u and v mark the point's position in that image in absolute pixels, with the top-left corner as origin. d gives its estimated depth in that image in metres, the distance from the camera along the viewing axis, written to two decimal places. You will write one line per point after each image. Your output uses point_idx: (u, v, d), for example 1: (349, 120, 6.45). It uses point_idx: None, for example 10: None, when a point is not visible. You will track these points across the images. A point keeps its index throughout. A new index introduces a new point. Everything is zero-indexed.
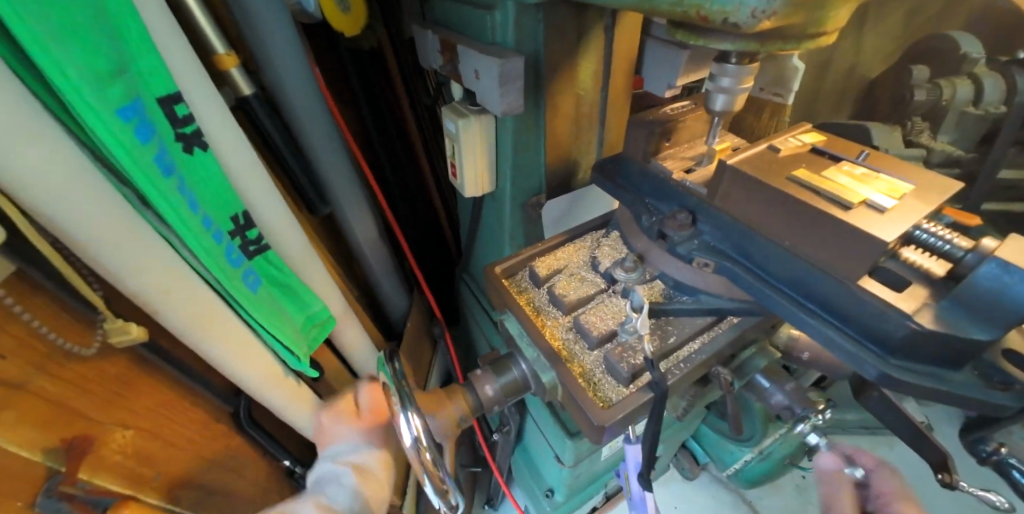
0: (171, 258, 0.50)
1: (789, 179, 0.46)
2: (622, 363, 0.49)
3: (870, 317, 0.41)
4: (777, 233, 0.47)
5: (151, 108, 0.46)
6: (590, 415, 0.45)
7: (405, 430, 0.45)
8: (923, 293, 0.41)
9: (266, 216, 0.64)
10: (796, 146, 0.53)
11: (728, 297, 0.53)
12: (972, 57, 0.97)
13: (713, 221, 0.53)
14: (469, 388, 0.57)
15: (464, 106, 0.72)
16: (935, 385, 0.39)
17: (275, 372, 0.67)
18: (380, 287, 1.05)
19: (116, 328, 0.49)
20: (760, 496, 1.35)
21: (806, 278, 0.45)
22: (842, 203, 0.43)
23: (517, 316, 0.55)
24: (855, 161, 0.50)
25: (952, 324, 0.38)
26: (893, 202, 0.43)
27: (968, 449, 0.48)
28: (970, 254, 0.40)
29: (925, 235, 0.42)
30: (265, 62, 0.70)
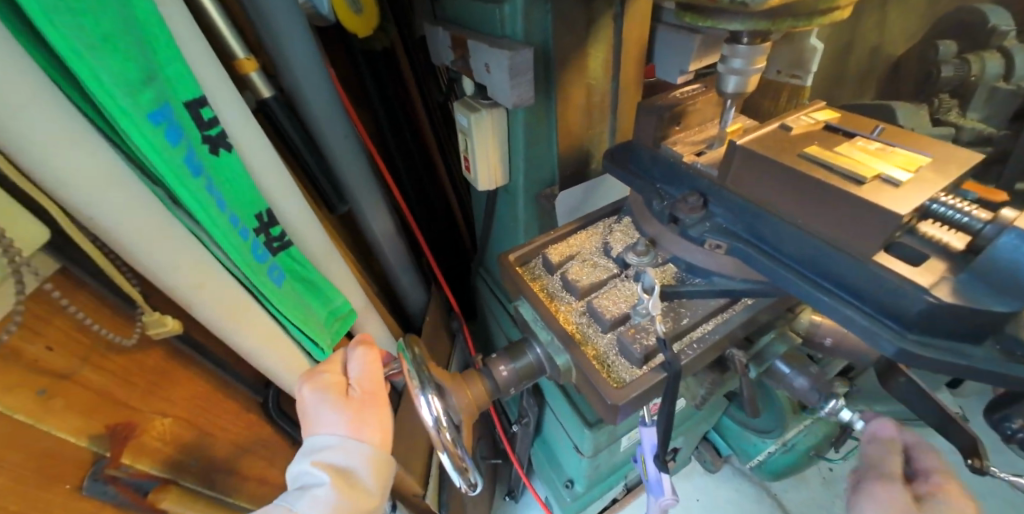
0: (202, 254, 0.52)
1: (801, 155, 0.47)
2: (635, 343, 0.49)
3: (886, 292, 0.41)
4: (790, 212, 0.47)
5: (179, 111, 0.49)
6: (605, 395, 0.46)
7: (425, 410, 0.47)
8: (941, 267, 0.40)
9: (289, 214, 0.67)
10: (808, 124, 0.52)
11: (741, 279, 0.53)
12: (1002, 30, 0.93)
13: (724, 203, 0.53)
14: (486, 373, 0.58)
15: (475, 100, 0.73)
16: (956, 360, 0.39)
17: (303, 364, 0.69)
18: (399, 283, 1.08)
19: (153, 321, 0.52)
20: (785, 489, 1.33)
21: (820, 257, 0.45)
22: (855, 178, 0.42)
23: (531, 301, 0.56)
24: (870, 136, 0.49)
25: (972, 298, 0.38)
26: (909, 175, 0.42)
27: (994, 428, 0.48)
28: (989, 226, 0.39)
29: (943, 208, 0.41)
30: (283, 65, 0.72)
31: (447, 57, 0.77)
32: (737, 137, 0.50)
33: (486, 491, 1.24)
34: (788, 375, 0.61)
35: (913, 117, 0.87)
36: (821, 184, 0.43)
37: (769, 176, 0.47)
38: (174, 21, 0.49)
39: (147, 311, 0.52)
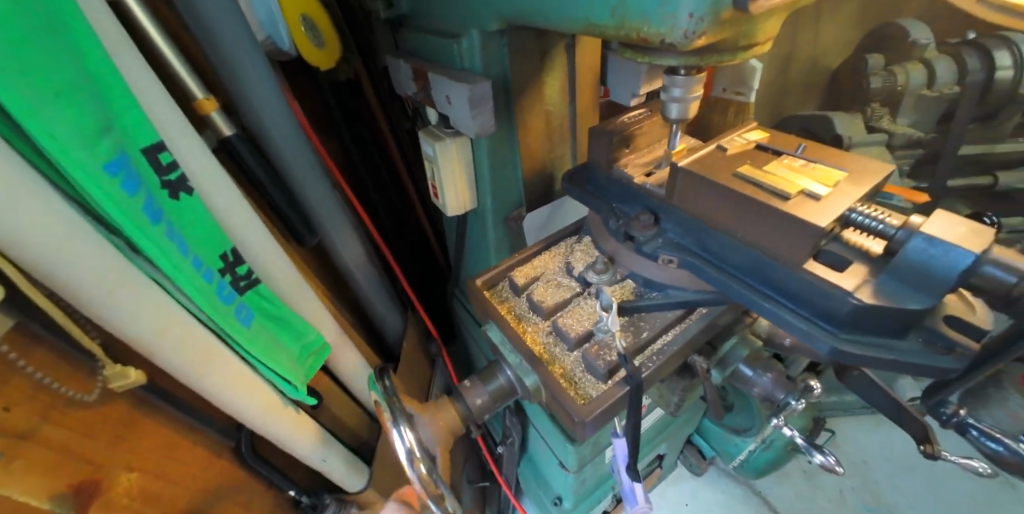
0: (165, 300, 0.51)
1: (735, 175, 0.51)
2: (598, 360, 0.51)
3: (820, 296, 0.45)
4: (731, 227, 0.51)
5: (136, 159, 0.49)
6: (571, 412, 0.47)
7: (398, 443, 0.49)
8: (863, 271, 0.45)
9: (255, 251, 0.67)
10: (742, 144, 0.56)
11: (694, 290, 0.56)
12: (921, 43, 1.02)
13: (674, 219, 0.56)
14: (459, 397, 0.59)
15: (439, 129, 0.76)
16: (882, 354, 0.43)
17: (277, 403, 0.68)
18: (374, 310, 1.07)
19: (115, 374, 0.51)
20: (769, 487, 1.35)
21: (761, 266, 0.49)
22: (781, 194, 0.47)
23: (499, 325, 0.58)
24: (794, 154, 0.53)
25: (891, 296, 0.42)
26: (827, 190, 0.47)
27: (932, 415, 0.52)
28: (900, 231, 0.43)
29: (859, 217, 0.46)
30: (245, 102, 0.72)
31: (409, 88, 0.79)
32: (678, 160, 0.54)
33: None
34: (752, 377, 0.63)
35: (849, 125, 0.94)
36: (756, 200, 0.46)
37: (712, 193, 0.51)
38: (130, 70, 0.50)
39: (106, 364, 0.50)
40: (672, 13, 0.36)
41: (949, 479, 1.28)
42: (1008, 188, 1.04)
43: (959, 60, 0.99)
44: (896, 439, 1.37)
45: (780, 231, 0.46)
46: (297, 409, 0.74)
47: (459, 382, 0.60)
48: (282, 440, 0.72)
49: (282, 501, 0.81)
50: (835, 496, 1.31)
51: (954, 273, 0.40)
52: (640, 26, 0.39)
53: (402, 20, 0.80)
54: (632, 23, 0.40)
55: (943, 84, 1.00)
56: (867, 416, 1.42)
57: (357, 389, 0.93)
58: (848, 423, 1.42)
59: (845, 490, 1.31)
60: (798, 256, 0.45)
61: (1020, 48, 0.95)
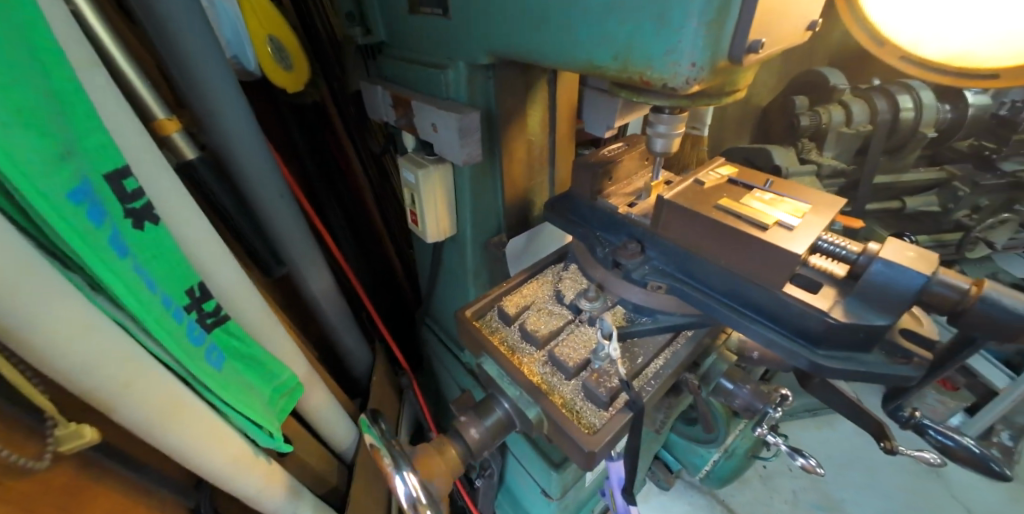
0: (130, 345, 0.45)
1: (716, 207, 0.54)
2: (600, 388, 0.52)
3: (796, 316, 0.49)
4: (714, 254, 0.54)
5: (99, 186, 0.43)
6: (581, 443, 0.47)
7: (402, 487, 0.47)
8: (833, 292, 0.49)
9: (223, 285, 0.61)
10: (716, 178, 0.60)
11: (682, 314, 0.59)
12: (839, 88, 1.17)
13: (659, 247, 0.59)
14: (456, 436, 0.57)
15: (420, 157, 0.75)
16: (855, 367, 0.47)
17: (247, 453, 0.61)
18: (343, 343, 1.01)
19: (68, 435, 0.44)
20: (732, 494, 1.41)
21: (742, 289, 0.53)
22: (759, 224, 0.51)
23: (494, 358, 0.57)
24: (763, 188, 0.58)
25: (859, 315, 0.47)
26: (797, 220, 0.51)
27: (890, 416, 0.57)
28: (862, 256, 0.49)
29: (826, 244, 0.52)
30: (212, 128, 0.67)
31: (387, 114, 0.79)
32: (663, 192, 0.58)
33: None
34: (732, 390, 0.66)
35: (785, 156, 1.05)
36: (739, 230, 0.50)
37: (696, 222, 0.54)
38: (95, 88, 0.45)
39: (60, 423, 0.43)
40: (675, 61, 0.39)
41: (883, 473, 1.41)
42: (914, 211, 1.20)
43: (870, 103, 1.14)
44: (836, 438, 1.50)
45: (762, 259, 0.50)
46: (269, 459, 0.67)
47: (456, 419, 0.58)
48: (251, 496, 0.64)
49: None
50: (790, 497, 1.39)
51: (913, 290, 0.45)
52: (644, 70, 0.42)
53: (378, 48, 0.80)
54: (635, 67, 0.43)
55: (859, 122, 1.12)
56: (810, 419, 1.54)
57: (325, 429, 0.88)
58: (796, 427, 1.53)
59: (798, 491, 1.40)
60: (779, 280, 0.49)
61: (917, 93, 1.12)
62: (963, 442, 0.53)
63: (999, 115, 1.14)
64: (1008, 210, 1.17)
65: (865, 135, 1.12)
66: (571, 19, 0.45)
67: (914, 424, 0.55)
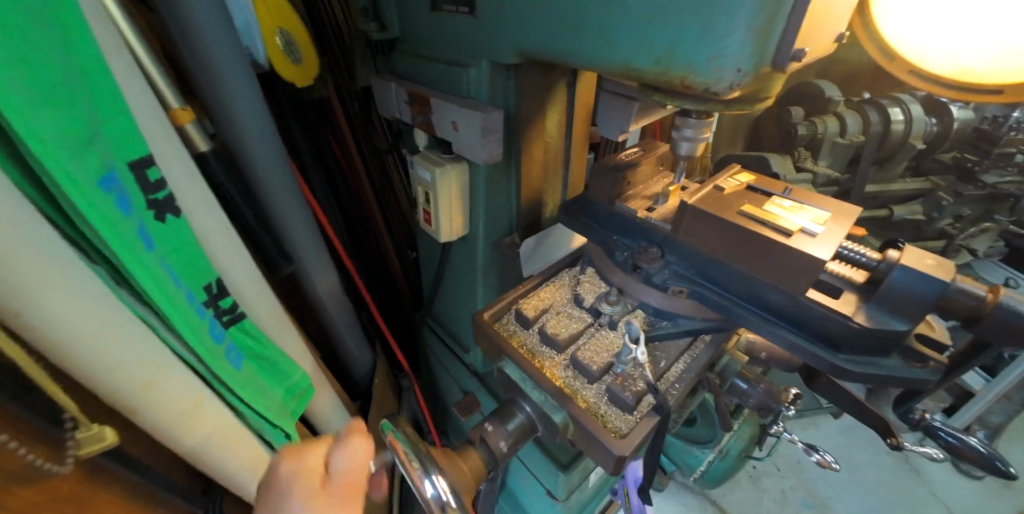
0: (153, 342, 0.43)
1: (738, 212, 0.50)
2: (625, 391, 0.46)
3: (817, 320, 0.47)
4: (735, 259, 0.50)
5: (123, 174, 0.41)
6: (609, 446, 0.42)
7: (432, 487, 0.45)
8: (853, 298, 0.48)
9: (239, 283, 0.60)
10: (735, 185, 0.55)
11: (702, 318, 0.54)
12: (835, 99, 1.20)
13: (680, 252, 0.55)
14: (480, 441, 0.53)
15: (436, 154, 0.75)
16: (876, 371, 0.46)
17: (263, 456, 0.59)
18: (345, 344, 0.99)
19: (89, 437, 0.41)
20: (723, 494, 1.44)
21: (764, 293, 0.50)
22: (782, 230, 0.47)
23: (516, 361, 0.50)
24: (782, 195, 0.53)
25: (881, 321, 0.45)
26: (819, 227, 0.48)
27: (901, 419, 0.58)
28: (882, 263, 0.47)
29: (847, 251, 0.50)
30: (225, 120, 0.64)
31: (401, 111, 0.78)
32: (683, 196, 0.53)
33: None
34: (746, 389, 0.66)
35: (782, 165, 1.07)
36: None
37: (713, 226, 0.50)
38: (118, 70, 0.43)
39: (80, 425, 0.41)
40: (720, 66, 0.40)
41: (866, 471, 1.46)
42: (901, 219, 1.25)
43: (862, 115, 1.18)
44: (821, 437, 1.55)
45: (786, 266, 0.46)
46: None
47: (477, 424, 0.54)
48: None
49: None
50: (778, 496, 1.42)
51: (935, 295, 0.43)
52: (686, 74, 0.43)
53: (393, 44, 0.79)
54: (675, 71, 0.43)
55: (852, 133, 1.16)
56: (797, 420, 1.58)
57: (330, 432, 0.86)
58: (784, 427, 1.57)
59: (786, 490, 1.44)
60: (801, 287, 0.46)
61: (907, 106, 1.18)
62: (968, 441, 0.55)
63: (981, 129, 1.20)
64: (988, 219, 1.26)
65: (858, 145, 1.16)
66: (611, 22, 0.46)
67: (924, 425, 0.57)
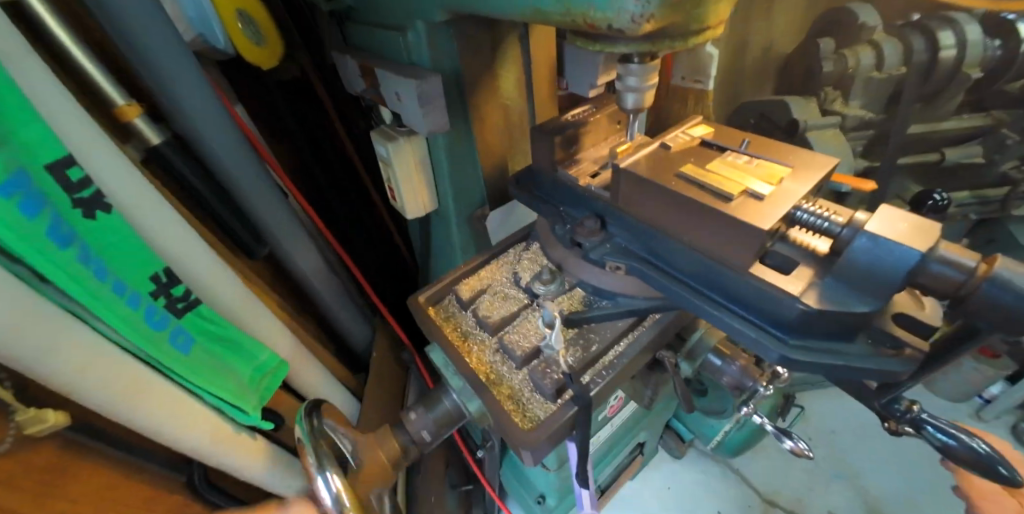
0: (81, 330, 0.45)
1: (678, 176, 0.44)
2: (546, 379, 0.47)
3: (768, 301, 0.40)
4: (678, 231, 0.45)
5: (37, 176, 0.42)
6: (517, 442, 0.43)
7: (324, 489, 0.45)
8: (810, 272, 0.40)
9: (195, 270, 0.61)
10: (686, 140, 0.49)
11: (644, 297, 0.51)
12: (869, 26, 1.02)
13: (620, 223, 0.51)
14: (401, 429, 0.57)
15: (392, 128, 0.70)
16: (835, 360, 0.38)
17: (226, 430, 0.62)
18: (338, 319, 1.01)
19: (29, 419, 0.44)
20: (746, 463, 1.38)
21: (711, 273, 0.43)
22: (722, 194, 0.40)
23: (442, 346, 0.52)
24: (738, 149, 0.46)
25: (839, 300, 0.37)
26: (770, 188, 0.40)
27: (882, 412, 0.50)
28: (846, 229, 0.38)
29: (806, 214, 0.41)
30: (175, 111, 0.65)
31: (358, 85, 0.75)
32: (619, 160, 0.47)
33: None
34: (720, 366, 0.59)
35: (804, 109, 0.94)
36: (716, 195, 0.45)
37: (654, 194, 0.44)
38: (27, 74, 0.43)
39: (20, 408, 0.43)
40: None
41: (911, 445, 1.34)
42: (954, 164, 1.09)
43: (904, 41, 1.00)
44: (860, 409, 1.42)
45: (724, 234, 0.40)
46: (253, 435, 0.68)
47: (403, 412, 0.57)
48: (235, 468, 0.66)
49: None
50: (806, 466, 1.35)
51: (907, 268, 0.34)
52: (586, 11, 0.37)
53: (348, 14, 0.74)
54: (577, 9, 0.37)
55: (891, 65, 0.99)
56: (832, 390, 1.46)
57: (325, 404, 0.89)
58: (817, 397, 1.47)
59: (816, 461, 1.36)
60: (751, 260, 0.40)
61: (961, 28, 0.97)
62: (969, 443, 0.44)
63: None
64: None
65: (897, 80, 1.00)
66: None
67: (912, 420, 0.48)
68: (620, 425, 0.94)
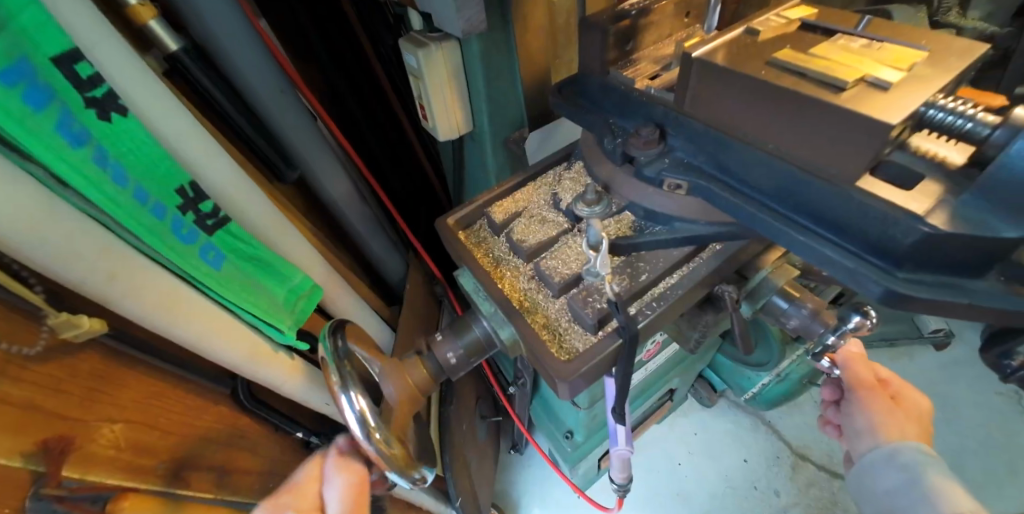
0: (107, 238, 0.44)
1: (770, 62, 0.37)
2: (586, 309, 0.43)
3: (873, 224, 0.33)
4: (757, 134, 0.38)
5: (44, 69, 0.38)
6: (551, 373, 0.40)
7: (347, 408, 0.45)
8: (937, 189, 0.33)
9: (223, 187, 0.59)
10: (780, 24, 0.41)
11: (707, 222, 0.45)
12: None
13: (685, 132, 0.44)
14: (428, 355, 0.54)
15: (422, 34, 0.62)
16: (952, 297, 0.32)
17: (265, 348, 0.63)
18: (371, 249, 0.99)
19: (63, 323, 0.44)
20: (779, 417, 1.34)
21: (796, 189, 0.37)
22: (833, 85, 0.33)
23: (472, 270, 0.49)
24: (852, 33, 0.38)
25: (975, 221, 0.31)
26: (900, 76, 0.33)
27: (992, 367, 0.43)
28: (998, 131, 0.31)
29: (940, 113, 0.33)
30: (191, 12, 0.59)
31: None
32: (691, 48, 0.40)
33: (490, 447, 1.24)
34: (786, 309, 0.53)
35: (909, 18, 0.78)
36: None
37: (739, 86, 0.37)
38: None
39: (52, 312, 0.43)
40: None
41: (969, 408, 1.25)
42: None
43: None
44: (916, 369, 1.33)
45: (836, 135, 0.33)
46: (291, 354, 0.69)
47: (430, 337, 0.55)
48: (275, 385, 0.67)
49: (289, 442, 0.80)
50: None
51: None
52: None
53: None
54: None
55: None
56: (886, 349, 1.36)
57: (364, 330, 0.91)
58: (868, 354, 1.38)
59: None
60: (859, 168, 0.33)
61: None
62: None
63: None
64: None
65: None
66: None
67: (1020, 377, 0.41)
68: (654, 369, 0.90)
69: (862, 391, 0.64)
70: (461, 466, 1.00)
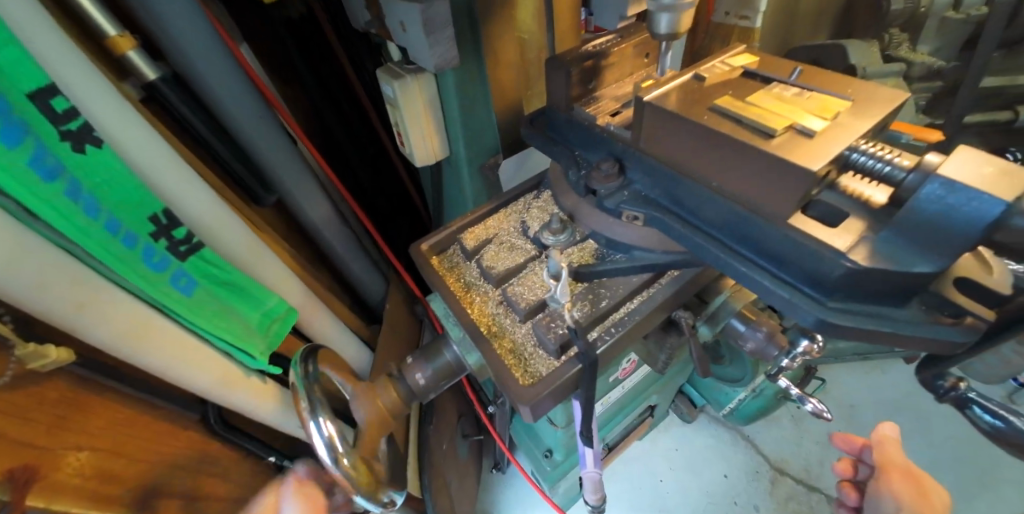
0: (77, 268, 0.45)
1: (711, 108, 0.40)
2: (549, 334, 0.44)
3: (806, 259, 0.36)
4: (704, 172, 0.41)
5: (20, 104, 0.40)
6: (513, 399, 0.42)
7: (316, 434, 0.45)
8: (860, 226, 0.36)
9: (198, 212, 0.60)
10: (724, 71, 0.45)
11: (663, 251, 0.47)
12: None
13: (641, 167, 0.47)
14: (401, 379, 0.55)
15: (398, 66, 0.64)
16: (877, 326, 0.35)
17: (235, 372, 0.63)
18: (350, 269, 1.00)
19: (31, 354, 0.44)
20: (757, 431, 1.37)
21: (741, 225, 0.39)
22: (764, 131, 0.36)
23: (442, 295, 0.51)
24: (787, 81, 0.42)
25: (890, 257, 0.33)
26: (824, 124, 0.36)
27: (926, 386, 0.46)
28: (912, 175, 0.34)
29: (863, 157, 0.35)
30: (170, 43, 0.61)
31: (363, 17, 0.68)
32: (644, 91, 0.43)
33: (472, 465, 1.24)
34: (744, 332, 0.54)
35: (863, 53, 0.84)
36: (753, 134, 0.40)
37: (685, 129, 0.40)
38: None
39: (20, 344, 0.43)
40: None
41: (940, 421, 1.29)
42: None
43: None
44: (889, 382, 1.37)
45: (768, 178, 0.36)
46: (263, 378, 0.69)
47: (402, 361, 0.56)
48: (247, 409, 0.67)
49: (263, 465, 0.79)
50: (822, 438, 1.34)
51: (978, 226, 0.29)
52: None
53: None
54: None
55: None
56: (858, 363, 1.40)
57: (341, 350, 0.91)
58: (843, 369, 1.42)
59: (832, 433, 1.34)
60: (790, 208, 0.36)
61: None
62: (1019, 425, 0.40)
63: None
64: None
65: None
66: None
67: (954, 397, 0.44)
68: (630, 388, 0.92)
69: (893, 476, 0.70)
70: (441, 486, 1.00)
